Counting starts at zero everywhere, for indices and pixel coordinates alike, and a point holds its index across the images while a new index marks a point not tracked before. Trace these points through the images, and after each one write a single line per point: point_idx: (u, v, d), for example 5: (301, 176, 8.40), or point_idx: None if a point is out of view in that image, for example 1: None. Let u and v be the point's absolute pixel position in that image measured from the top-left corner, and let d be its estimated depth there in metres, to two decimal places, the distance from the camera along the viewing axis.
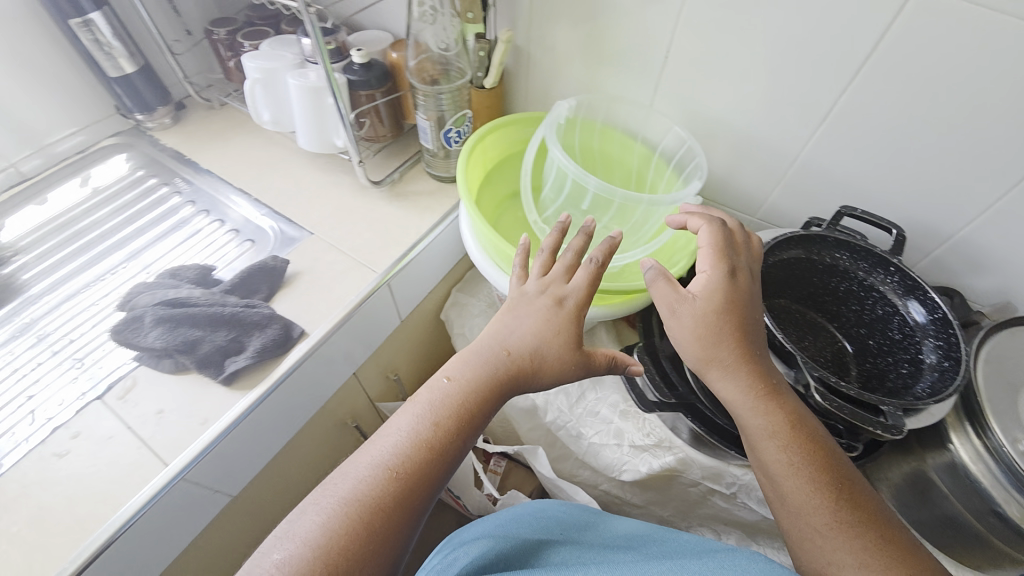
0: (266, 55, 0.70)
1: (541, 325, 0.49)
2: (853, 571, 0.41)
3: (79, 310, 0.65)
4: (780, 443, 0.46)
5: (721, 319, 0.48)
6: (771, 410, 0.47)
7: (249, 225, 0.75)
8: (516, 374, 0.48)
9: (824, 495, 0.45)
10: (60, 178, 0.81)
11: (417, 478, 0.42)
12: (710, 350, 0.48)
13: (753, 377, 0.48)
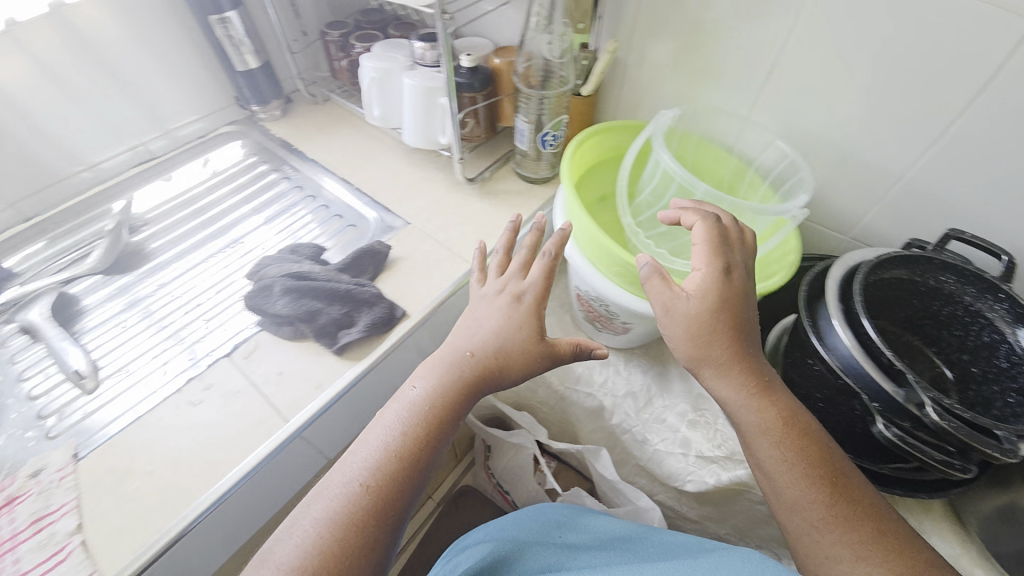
0: (380, 56, 0.75)
1: (505, 335, 0.53)
2: (849, 561, 0.44)
3: (202, 278, 0.71)
4: (773, 439, 0.49)
5: (716, 315, 0.51)
6: (765, 408, 0.51)
7: (351, 211, 0.81)
8: (477, 378, 0.52)
9: (817, 489, 0.47)
10: (184, 159, 0.90)
11: (390, 483, 0.46)
12: (703, 348, 0.51)
13: (744, 375, 0.51)
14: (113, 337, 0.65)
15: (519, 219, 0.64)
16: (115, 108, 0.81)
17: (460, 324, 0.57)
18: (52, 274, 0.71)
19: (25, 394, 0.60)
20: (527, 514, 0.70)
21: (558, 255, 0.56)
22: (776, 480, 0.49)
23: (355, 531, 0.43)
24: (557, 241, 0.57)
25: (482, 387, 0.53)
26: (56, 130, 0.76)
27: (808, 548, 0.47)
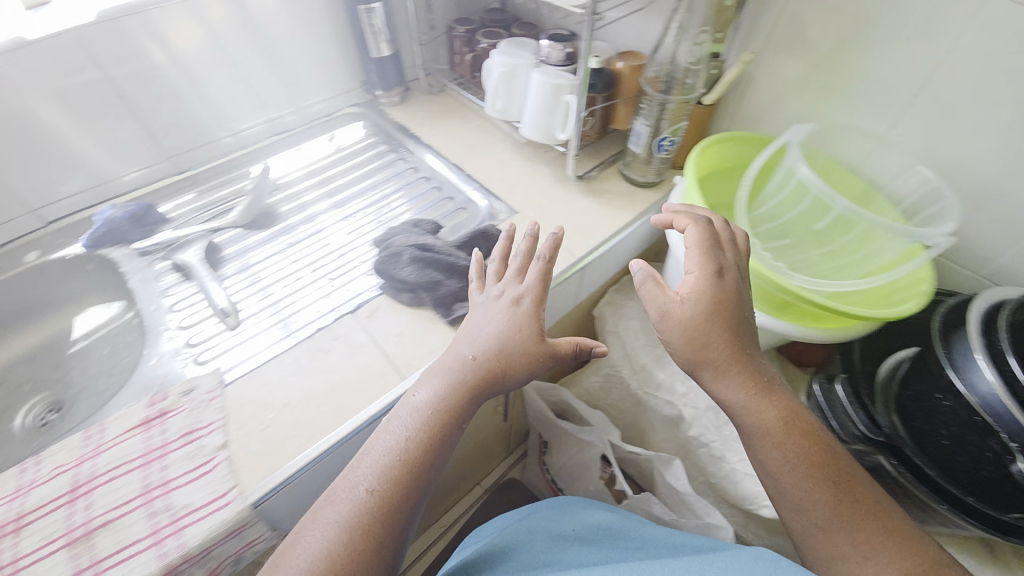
0: (511, 53, 0.80)
1: (506, 342, 0.54)
2: (858, 560, 0.47)
3: (328, 242, 0.79)
4: (774, 441, 0.51)
5: (710, 318, 0.51)
6: (763, 412, 0.51)
7: (461, 196, 0.85)
8: (475, 381, 0.53)
9: (820, 490, 0.50)
10: (313, 134, 0.98)
11: (397, 485, 0.47)
12: (700, 350, 0.52)
13: (742, 379, 0.52)
14: (250, 284, 0.72)
15: (514, 226, 0.65)
16: (265, 82, 0.89)
17: (461, 330, 0.58)
18: (199, 223, 0.80)
19: (177, 323, 0.68)
20: (545, 509, 0.74)
21: (552, 258, 0.58)
22: (782, 482, 0.51)
23: (365, 530, 0.44)
24: (551, 245, 0.59)
25: (488, 389, 0.53)
26: (216, 97, 0.85)
27: (819, 551, 0.49)
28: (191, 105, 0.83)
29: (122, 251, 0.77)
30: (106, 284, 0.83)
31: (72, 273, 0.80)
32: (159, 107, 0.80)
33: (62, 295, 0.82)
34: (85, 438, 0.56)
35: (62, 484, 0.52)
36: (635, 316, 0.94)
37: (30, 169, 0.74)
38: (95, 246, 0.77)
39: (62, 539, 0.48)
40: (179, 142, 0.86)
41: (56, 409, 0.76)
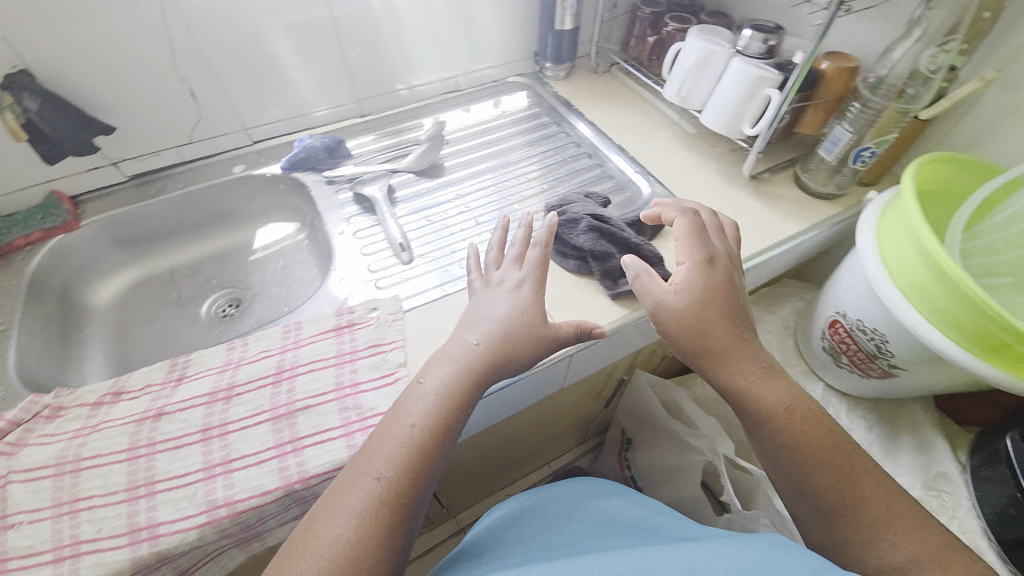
0: (709, 38, 0.78)
1: (515, 331, 0.54)
2: (873, 537, 0.48)
3: (493, 200, 0.82)
4: (779, 429, 0.52)
5: (704, 306, 0.53)
6: (765, 399, 0.52)
7: (622, 177, 0.86)
8: (478, 364, 0.52)
9: (826, 473, 0.51)
10: (481, 97, 1.02)
11: (403, 468, 0.45)
12: (701, 338, 0.52)
13: (745, 367, 0.53)
14: (421, 226, 0.78)
15: (504, 213, 0.67)
16: (453, 41, 0.94)
17: (467, 317, 0.58)
18: (377, 163, 0.87)
19: (359, 250, 0.75)
20: (557, 491, 0.71)
21: (549, 245, 0.60)
22: (784, 467, 0.52)
23: (372, 514, 0.43)
24: (546, 233, 0.61)
25: (492, 369, 0.52)
26: (410, 50, 0.91)
27: (829, 534, 0.51)
28: (388, 53, 0.89)
29: (311, 178, 0.86)
30: (286, 204, 0.92)
31: (263, 189, 0.89)
32: (362, 52, 0.87)
33: (249, 207, 0.91)
34: (281, 334, 0.63)
35: (266, 367, 0.58)
36: (773, 331, 0.90)
37: (252, 91, 0.83)
38: (293, 170, 0.86)
39: (268, 413, 0.54)
40: (369, 86, 0.93)
41: (234, 304, 0.84)
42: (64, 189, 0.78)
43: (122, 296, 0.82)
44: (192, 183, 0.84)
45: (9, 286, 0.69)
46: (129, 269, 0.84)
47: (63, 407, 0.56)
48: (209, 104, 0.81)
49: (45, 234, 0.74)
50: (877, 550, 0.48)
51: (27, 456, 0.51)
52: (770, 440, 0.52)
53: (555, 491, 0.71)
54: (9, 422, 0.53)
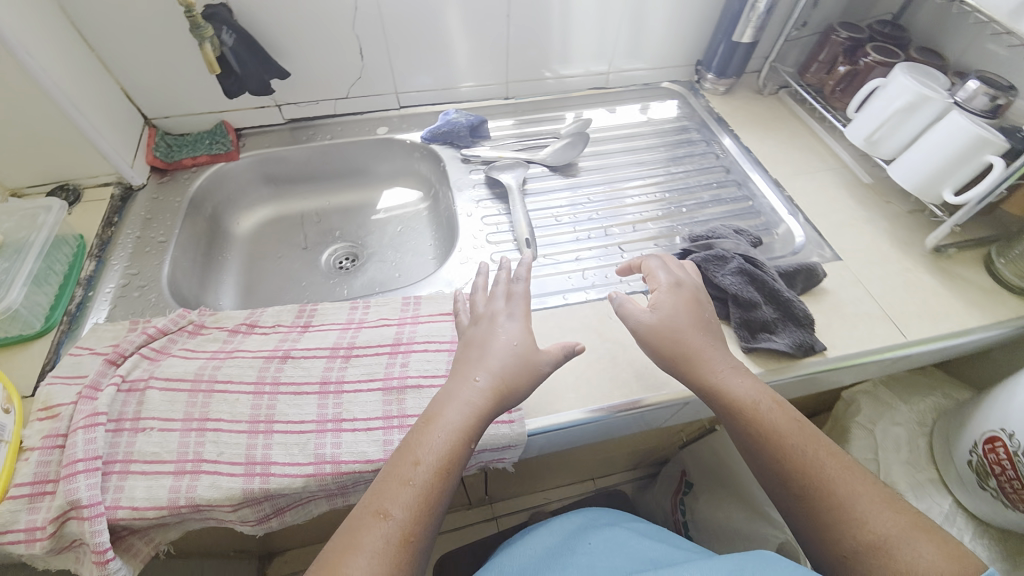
0: (922, 80, 0.67)
1: (518, 376, 0.50)
2: (838, 517, 0.42)
3: (625, 213, 0.78)
4: (748, 428, 0.47)
5: (675, 320, 0.53)
6: (731, 394, 0.49)
7: (771, 214, 0.78)
8: (487, 401, 0.48)
9: (790, 455, 0.45)
10: (629, 99, 0.97)
11: (417, 506, 0.42)
12: (675, 349, 0.52)
13: (715, 373, 0.50)
14: (548, 225, 0.75)
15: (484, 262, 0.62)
16: (617, 37, 0.89)
17: (471, 350, 0.52)
18: (514, 149, 0.85)
19: (484, 237, 0.74)
20: (553, 522, 0.64)
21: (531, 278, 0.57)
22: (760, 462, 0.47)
23: (385, 555, 0.40)
24: (526, 267, 0.58)
25: (500, 405, 0.49)
26: (572, 39, 0.87)
27: (804, 528, 0.44)
28: (550, 39, 0.86)
29: (447, 152, 0.86)
30: (414, 171, 0.93)
31: (398, 153, 0.91)
32: (525, 34, 0.85)
33: (381, 169, 0.93)
34: (400, 306, 0.64)
35: (384, 336, 0.59)
36: (904, 424, 0.79)
37: (414, 58, 0.84)
38: (431, 141, 0.87)
39: (381, 382, 0.55)
40: (521, 69, 0.91)
41: (351, 258, 0.87)
42: (231, 121, 0.84)
43: (257, 230, 0.87)
44: (338, 135, 0.88)
45: (173, 202, 0.75)
46: (266, 205, 0.89)
47: (202, 326, 0.61)
48: (372, 63, 0.83)
49: (210, 158, 0.81)
50: (848, 530, 0.41)
51: (169, 365, 0.55)
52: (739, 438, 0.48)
53: (545, 524, 0.64)
54: (160, 330, 0.58)
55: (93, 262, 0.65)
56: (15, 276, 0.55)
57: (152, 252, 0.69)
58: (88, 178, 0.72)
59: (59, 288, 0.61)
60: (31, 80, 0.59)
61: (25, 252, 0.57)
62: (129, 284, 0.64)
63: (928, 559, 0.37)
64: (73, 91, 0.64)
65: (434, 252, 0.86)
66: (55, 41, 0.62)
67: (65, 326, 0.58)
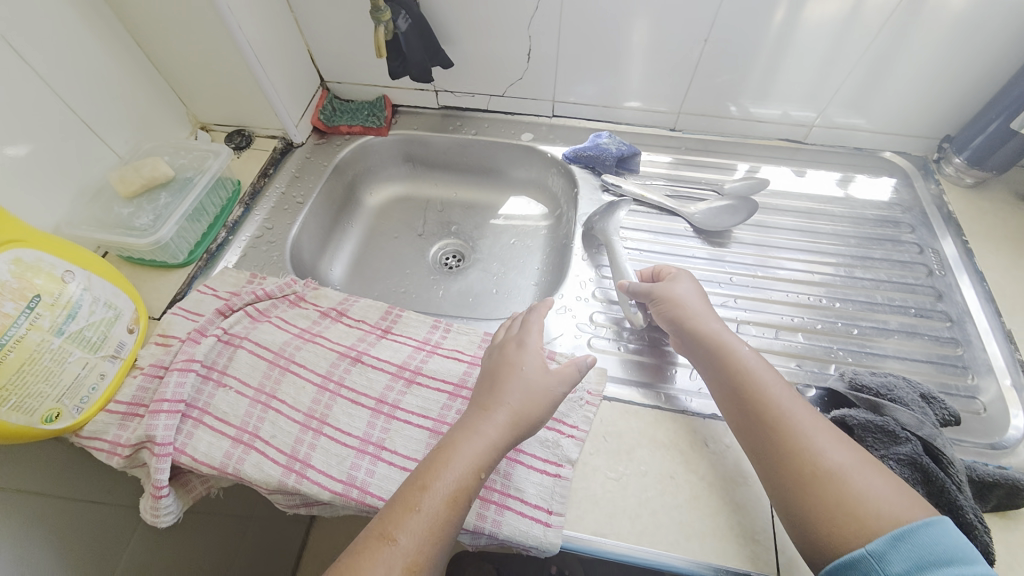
0: None
1: (531, 400, 0.45)
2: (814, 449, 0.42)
3: (769, 310, 0.63)
4: (736, 374, 0.48)
5: (691, 291, 0.57)
6: (726, 345, 0.50)
7: (982, 375, 0.57)
8: (498, 414, 0.44)
9: (771, 397, 0.46)
10: (830, 165, 0.77)
11: (426, 535, 0.38)
12: (687, 308, 0.55)
13: (714, 327, 0.52)
14: None
15: None
16: (840, 84, 0.70)
17: (488, 378, 0.48)
18: (660, 193, 0.74)
19: (593, 289, 0.66)
20: None
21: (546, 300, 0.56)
22: (732, 396, 0.48)
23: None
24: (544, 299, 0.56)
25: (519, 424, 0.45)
26: (779, 78, 0.71)
27: (762, 460, 0.44)
28: (750, 73, 0.71)
29: (587, 180, 0.78)
30: (545, 185, 0.87)
31: (536, 163, 0.85)
32: (719, 66, 0.71)
33: (514, 174, 0.89)
34: (479, 341, 0.60)
35: (452, 371, 0.56)
36: None
37: (582, 69, 0.75)
38: (572, 161, 0.79)
39: (431, 422, 0.52)
40: (701, 101, 0.77)
41: (457, 258, 0.86)
42: (391, 97, 0.86)
43: (387, 205, 0.90)
44: (482, 132, 0.85)
45: (321, 164, 0.81)
46: (399, 183, 0.91)
47: (302, 299, 0.64)
48: (537, 67, 0.77)
49: (363, 130, 0.85)
50: (806, 460, 0.42)
51: (263, 331, 0.59)
52: (728, 385, 0.48)
53: None
54: (266, 293, 0.62)
55: (241, 208, 0.72)
56: (171, 213, 0.60)
57: (288, 211, 0.74)
58: (261, 127, 0.79)
59: (207, 228, 0.68)
60: (232, 39, 0.65)
61: (184, 191, 0.63)
62: (261, 237, 0.70)
63: (877, 489, 0.39)
64: (263, 50, 0.69)
65: (539, 279, 0.80)
66: (260, 5, 0.67)
67: (201, 263, 0.66)
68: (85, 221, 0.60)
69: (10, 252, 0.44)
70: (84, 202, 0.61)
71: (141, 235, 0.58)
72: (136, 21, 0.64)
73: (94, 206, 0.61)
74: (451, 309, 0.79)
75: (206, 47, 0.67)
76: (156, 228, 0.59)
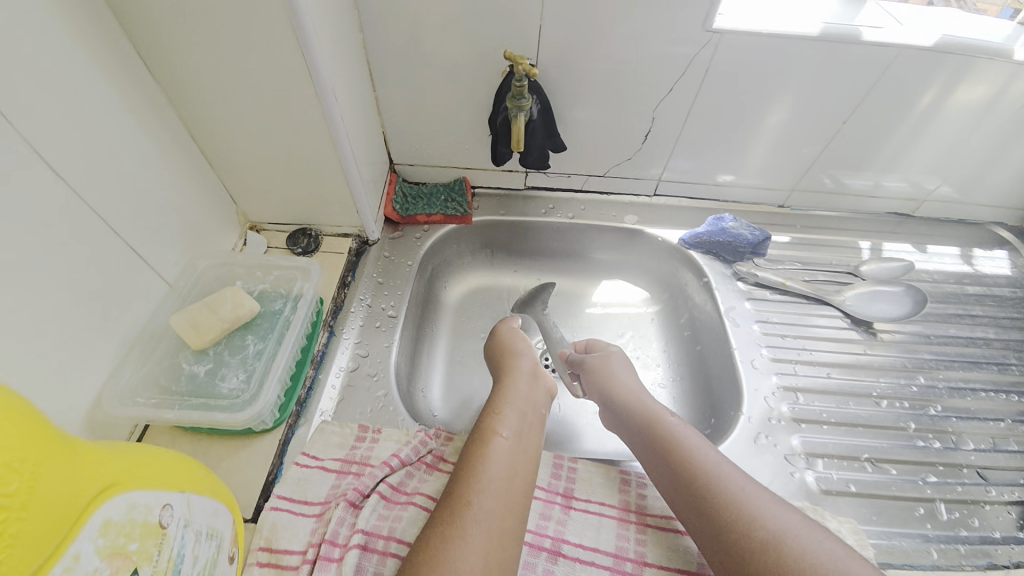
0: None
1: (531, 384, 0.54)
2: (749, 515, 0.40)
3: (967, 414, 0.58)
4: (663, 441, 0.47)
5: (619, 364, 0.58)
6: (653, 411, 0.51)
7: None
8: (511, 399, 0.52)
9: (696, 459, 0.44)
10: (943, 240, 0.76)
11: (466, 479, 0.42)
12: (617, 383, 0.55)
13: (640, 399, 0.53)
14: (867, 408, 0.57)
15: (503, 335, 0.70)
16: (962, 160, 0.68)
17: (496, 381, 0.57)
18: (799, 279, 0.68)
19: (779, 406, 0.56)
20: None
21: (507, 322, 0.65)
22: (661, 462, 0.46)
23: (469, 537, 0.38)
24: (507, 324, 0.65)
25: (528, 402, 0.52)
26: (906, 154, 0.68)
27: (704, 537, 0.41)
28: (878, 151, 0.68)
29: (715, 267, 0.70)
30: (648, 268, 0.77)
31: (638, 248, 0.76)
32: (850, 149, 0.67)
33: (609, 257, 0.78)
34: None
35: (684, 552, 0.44)
36: None
37: (701, 149, 0.68)
38: (690, 246, 0.71)
39: None
40: (818, 178, 0.72)
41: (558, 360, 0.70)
42: (471, 178, 0.74)
43: (469, 300, 0.75)
44: (582, 216, 0.75)
45: (404, 265, 0.66)
46: (478, 271, 0.77)
47: (441, 460, 0.49)
48: (650, 147, 0.69)
49: (443, 219, 0.72)
50: (745, 529, 0.39)
51: (413, 523, 0.43)
52: (656, 451, 0.47)
53: None
54: (401, 461, 0.47)
55: (326, 334, 0.56)
56: (268, 372, 0.44)
57: (382, 329, 0.59)
58: (331, 225, 0.63)
59: (295, 367, 0.51)
60: (328, 134, 0.50)
61: (276, 332, 0.47)
62: (358, 371, 0.55)
63: (826, 549, 0.36)
64: (355, 138, 0.54)
65: (671, 380, 0.69)
66: (354, 84, 0.54)
67: (293, 419, 0.48)
68: (145, 389, 0.42)
69: (98, 515, 0.26)
70: (135, 357, 0.43)
71: (234, 412, 0.41)
72: (199, 111, 0.48)
73: (152, 362, 0.44)
74: (572, 427, 0.64)
75: (288, 142, 0.51)
76: (253, 397, 0.42)
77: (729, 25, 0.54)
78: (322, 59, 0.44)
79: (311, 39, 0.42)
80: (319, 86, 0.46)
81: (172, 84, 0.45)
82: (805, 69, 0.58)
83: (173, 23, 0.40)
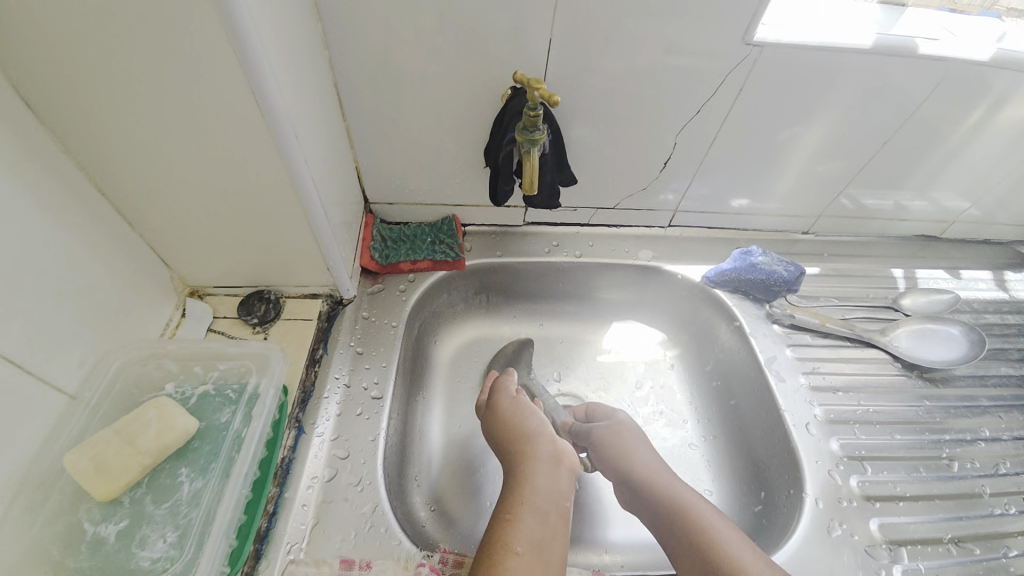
0: None
1: (552, 474, 0.42)
2: None
3: None
4: (697, 537, 0.41)
5: (634, 435, 0.50)
6: (678, 495, 0.44)
7: None
8: (528, 499, 0.40)
9: (737, 561, 0.39)
10: (979, 264, 0.70)
11: None
12: (635, 459, 0.48)
13: (664, 480, 0.46)
14: (940, 474, 0.50)
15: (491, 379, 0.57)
16: (1000, 180, 0.61)
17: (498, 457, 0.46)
18: (840, 319, 0.60)
19: (847, 481, 0.49)
20: None
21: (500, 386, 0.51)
22: (695, 563, 0.41)
23: None
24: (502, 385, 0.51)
25: (549, 500, 0.40)
26: (942, 176, 0.61)
27: None
28: (914, 173, 0.61)
29: (746, 309, 0.62)
30: (665, 307, 0.68)
31: (655, 287, 0.67)
32: (885, 170, 0.60)
33: (622, 297, 0.68)
34: None
35: None
36: None
37: (724, 174, 0.60)
38: (715, 284, 0.63)
39: None
40: (849, 201, 0.65)
41: None
42: (461, 214, 0.63)
43: (464, 357, 0.64)
44: (590, 253, 0.65)
45: (387, 327, 0.55)
46: (474, 321, 0.66)
47: None
48: (669, 174, 0.60)
49: (431, 265, 0.60)
50: None
51: None
52: (688, 549, 0.41)
53: None
54: None
55: (293, 433, 0.44)
56: (208, 527, 0.35)
57: (365, 417, 0.47)
58: (295, 285, 0.51)
59: (252, 490, 0.40)
60: (287, 180, 0.39)
61: (219, 462, 0.38)
62: (339, 481, 0.43)
63: None
64: (322, 182, 0.43)
65: (705, 439, 0.59)
66: (318, 113, 0.42)
67: (251, 564, 0.37)
68: (33, 568, 0.32)
69: None
70: (15, 520, 0.33)
71: None
72: (110, 161, 0.36)
73: (43, 523, 0.34)
74: (599, 510, 0.54)
75: (232, 194, 0.39)
76: (188, 569, 0.33)
77: (773, 37, 0.46)
78: (274, 89, 0.33)
79: (256, 53, 0.30)
80: (269, 121, 0.34)
81: (67, 126, 0.34)
82: (853, 83, 0.50)
83: (58, 44, 0.29)
